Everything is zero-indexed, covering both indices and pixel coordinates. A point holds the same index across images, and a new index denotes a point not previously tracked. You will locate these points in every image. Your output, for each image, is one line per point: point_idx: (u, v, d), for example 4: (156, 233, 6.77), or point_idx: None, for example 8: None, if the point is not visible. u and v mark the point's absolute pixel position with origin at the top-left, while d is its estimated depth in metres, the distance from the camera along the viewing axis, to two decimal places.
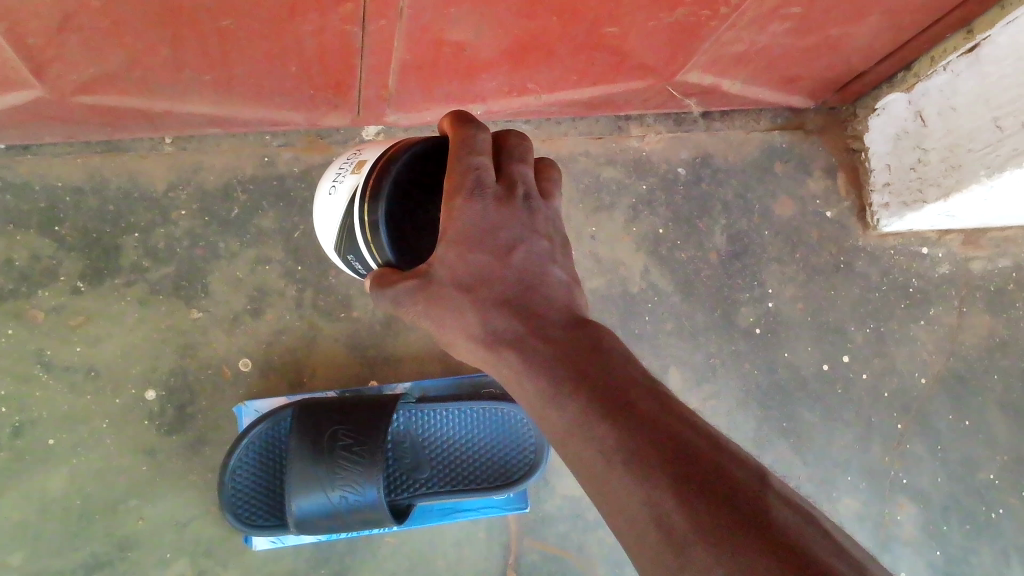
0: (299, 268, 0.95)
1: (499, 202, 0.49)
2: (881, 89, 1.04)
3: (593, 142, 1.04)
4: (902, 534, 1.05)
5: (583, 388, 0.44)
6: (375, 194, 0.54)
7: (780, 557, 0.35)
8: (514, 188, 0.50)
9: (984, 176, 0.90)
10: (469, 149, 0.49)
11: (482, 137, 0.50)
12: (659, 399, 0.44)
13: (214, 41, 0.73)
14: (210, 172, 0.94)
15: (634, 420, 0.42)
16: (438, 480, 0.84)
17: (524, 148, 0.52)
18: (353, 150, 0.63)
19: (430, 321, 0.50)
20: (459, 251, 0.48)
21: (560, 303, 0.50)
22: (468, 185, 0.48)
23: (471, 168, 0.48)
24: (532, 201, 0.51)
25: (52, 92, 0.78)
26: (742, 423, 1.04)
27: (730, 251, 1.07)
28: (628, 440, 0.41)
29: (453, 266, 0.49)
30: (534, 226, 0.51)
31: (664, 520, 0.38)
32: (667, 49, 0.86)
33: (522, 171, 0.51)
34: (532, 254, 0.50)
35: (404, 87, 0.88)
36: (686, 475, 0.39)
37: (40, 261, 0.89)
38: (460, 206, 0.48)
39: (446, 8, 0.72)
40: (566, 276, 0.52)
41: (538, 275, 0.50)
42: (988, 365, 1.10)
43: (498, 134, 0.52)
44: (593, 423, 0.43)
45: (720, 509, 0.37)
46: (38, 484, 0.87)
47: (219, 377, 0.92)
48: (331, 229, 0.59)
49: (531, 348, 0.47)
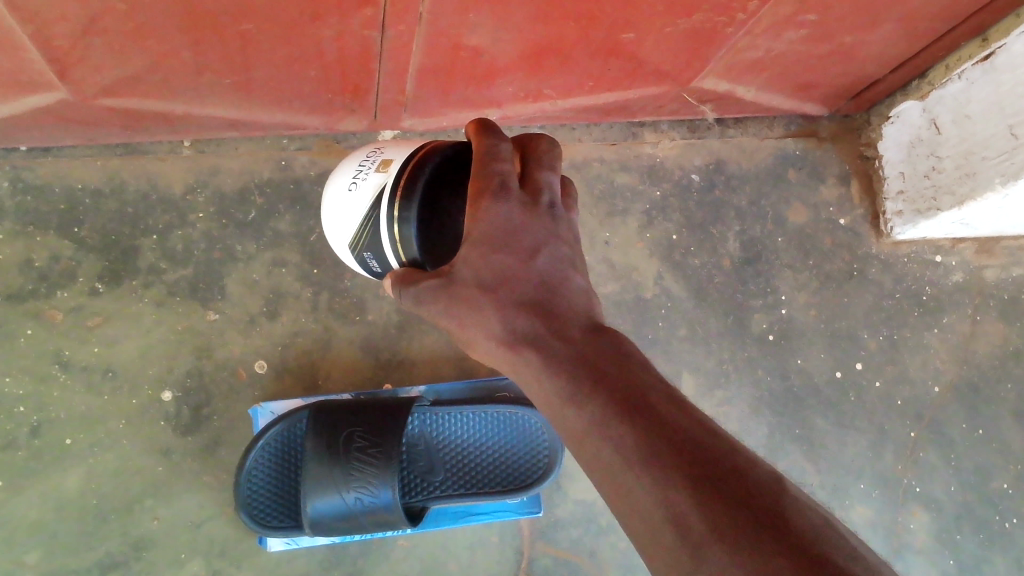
0: (315, 270, 0.96)
1: (523, 208, 0.50)
2: (897, 97, 1.04)
3: (607, 148, 1.05)
4: (915, 542, 1.05)
5: (601, 389, 0.45)
6: (406, 196, 0.55)
7: (798, 560, 0.35)
8: (539, 194, 0.51)
9: (999, 184, 0.89)
10: (493, 156, 0.50)
11: (504, 146, 0.51)
12: (675, 403, 0.44)
13: (235, 44, 0.73)
14: (228, 174, 0.95)
15: (651, 420, 0.42)
16: (453, 483, 0.84)
17: (554, 156, 0.53)
18: (370, 148, 0.63)
19: (451, 321, 0.50)
20: (482, 252, 0.49)
21: (579, 308, 0.51)
22: (492, 188, 0.49)
23: (497, 172, 0.50)
24: (554, 208, 0.52)
25: (74, 95, 0.78)
26: (754, 430, 1.04)
27: (743, 257, 1.07)
28: (646, 440, 0.41)
29: (474, 266, 0.49)
30: (557, 232, 0.51)
31: (681, 522, 0.38)
32: (683, 55, 0.86)
33: (549, 177, 0.52)
34: (553, 259, 0.51)
35: (421, 92, 0.88)
36: (703, 476, 0.39)
37: (59, 261, 0.90)
38: (485, 207, 0.49)
39: (465, 14, 0.73)
40: (585, 282, 0.53)
41: (559, 279, 0.51)
42: (1002, 374, 1.10)
43: (527, 140, 0.53)
44: (613, 423, 0.43)
45: (738, 512, 0.37)
46: (55, 483, 0.88)
47: (234, 378, 0.92)
48: (349, 226, 0.60)
49: (550, 349, 0.48)
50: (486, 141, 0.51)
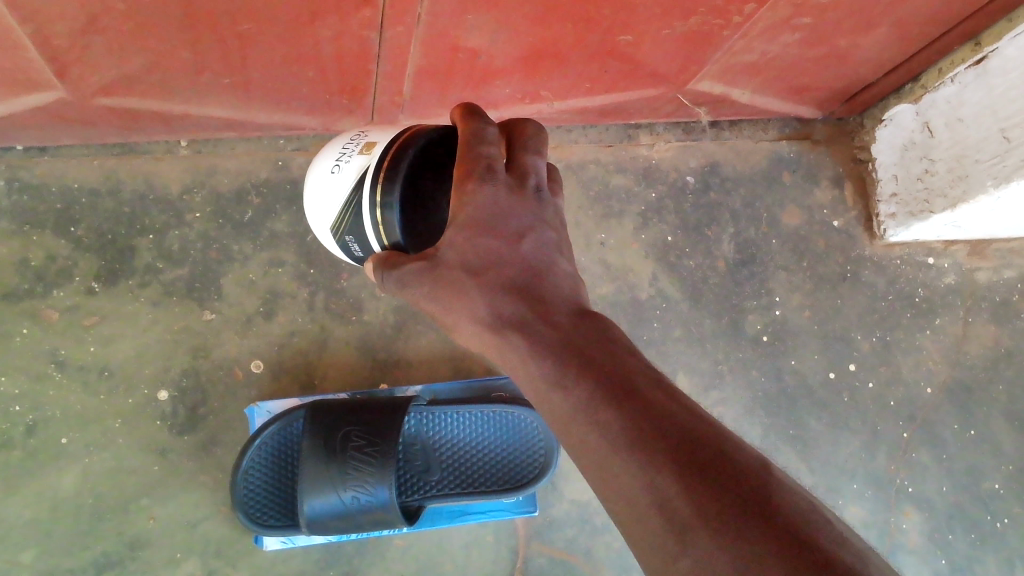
0: (311, 271, 0.96)
1: (509, 190, 0.50)
2: (890, 100, 1.05)
3: (603, 150, 1.05)
4: (907, 542, 1.06)
5: (587, 373, 0.45)
6: (389, 179, 0.55)
7: (782, 541, 0.35)
8: (525, 178, 0.51)
9: (991, 187, 0.90)
10: (480, 140, 0.50)
11: (491, 130, 0.51)
12: (661, 389, 0.44)
13: (234, 44, 0.74)
14: (225, 175, 0.95)
15: (637, 406, 0.43)
16: (448, 482, 0.85)
17: (540, 141, 0.53)
18: (354, 132, 0.63)
19: (436, 303, 0.51)
20: (469, 235, 0.49)
21: (566, 294, 0.51)
22: (479, 170, 0.49)
23: (484, 156, 0.50)
24: (541, 192, 0.52)
25: (72, 95, 0.79)
26: (749, 430, 1.05)
27: (738, 259, 1.08)
28: (632, 425, 0.42)
29: (460, 250, 0.50)
30: (543, 216, 0.52)
31: (666, 505, 0.38)
32: (679, 58, 0.87)
33: (535, 162, 0.52)
34: (540, 243, 0.51)
35: (418, 93, 0.89)
36: (688, 461, 0.39)
37: (55, 261, 0.90)
38: (472, 190, 0.49)
39: (462, 15, 0.73)
40: (572, 270, 0.53)
41: (545, 264, 0.51)
42: (994, 375, 1.11)
43: (514, 124, 0.53)
44: (598, 409, 0.43)
45: (723, 494, 0.38)
46: (50, 482, 0.88)
47: (231, 378, 0.92)
48: (331, 208, 0.60)
49: (537, 333, 0.48)
50: (472, 125, 0.51)
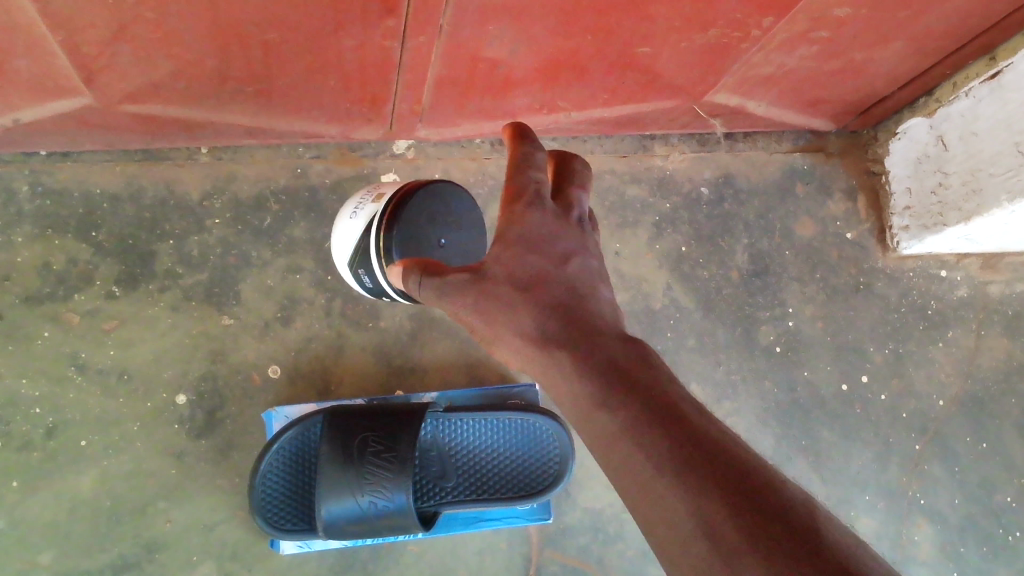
0: (329, 278, 0.97)
1: (555, 217, 0.54)
2: (904, 114, 1.06)
3: (619, 160, 1.06)
4: (919, 554, 1.05)
5: (627, 389, 0.46)
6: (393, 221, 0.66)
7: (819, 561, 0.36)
8: (569, 209, 0.55)
9: (1005, 201, 0.91)
10: (529, 165, 0.54)
11: (539, 154, 0.55)
12: (698, 409, 0.45)
13: (259, 52, 0.75)
14: (244, 182, 0.97)
15: (675, 424, 0.43)
16: (464, 488, 0.85)
17: (584, 175, 0.57)
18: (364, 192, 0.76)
19: (475, 318, 0.53)
20: (515, 253, 0.53)
21: (610, 319, 0.52)
22: (528, 196, 0.53)
23: (532, 179, 0.54)
24: (584, 226, 0.55)
25: (98, 101, 0.79)
26: (761, 441, 1.05)
27: (752, 269, 1.08)
28: (665, 440, 0.42)
29: (507, 270, 0.53)
30: (585, 247, 0.54)
31: (704, 519, 0.39)
32: (698, 70, 0.88)
33: (580, 194, 0.56)
34: (585, 268, 0.53)
35: (437, 102, 0.90)
36: (724, 478, 0.40)
37: (76, 265, 0.91)
38: (520, 211, 0.53)
39: (484, 26, 0.74)
40: (614, 300, 0.54)
41: (589, 287, 0.53)
42: (1006, 389, 1.11)
43: (561, 156, 0.57)
44: (634, 425, 0.44)
45: (762, 513, 0.38)
46: (69, 485, 0.88)
47: (249, 383, 0.93)
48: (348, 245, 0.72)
49: (578, 348, 0.49)
50: (521, 148, 0.54)
